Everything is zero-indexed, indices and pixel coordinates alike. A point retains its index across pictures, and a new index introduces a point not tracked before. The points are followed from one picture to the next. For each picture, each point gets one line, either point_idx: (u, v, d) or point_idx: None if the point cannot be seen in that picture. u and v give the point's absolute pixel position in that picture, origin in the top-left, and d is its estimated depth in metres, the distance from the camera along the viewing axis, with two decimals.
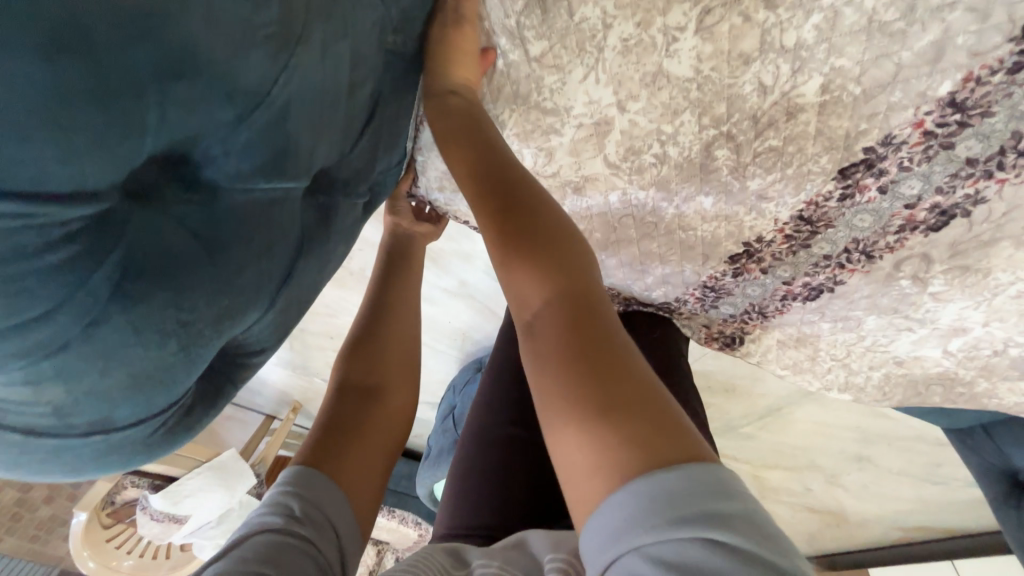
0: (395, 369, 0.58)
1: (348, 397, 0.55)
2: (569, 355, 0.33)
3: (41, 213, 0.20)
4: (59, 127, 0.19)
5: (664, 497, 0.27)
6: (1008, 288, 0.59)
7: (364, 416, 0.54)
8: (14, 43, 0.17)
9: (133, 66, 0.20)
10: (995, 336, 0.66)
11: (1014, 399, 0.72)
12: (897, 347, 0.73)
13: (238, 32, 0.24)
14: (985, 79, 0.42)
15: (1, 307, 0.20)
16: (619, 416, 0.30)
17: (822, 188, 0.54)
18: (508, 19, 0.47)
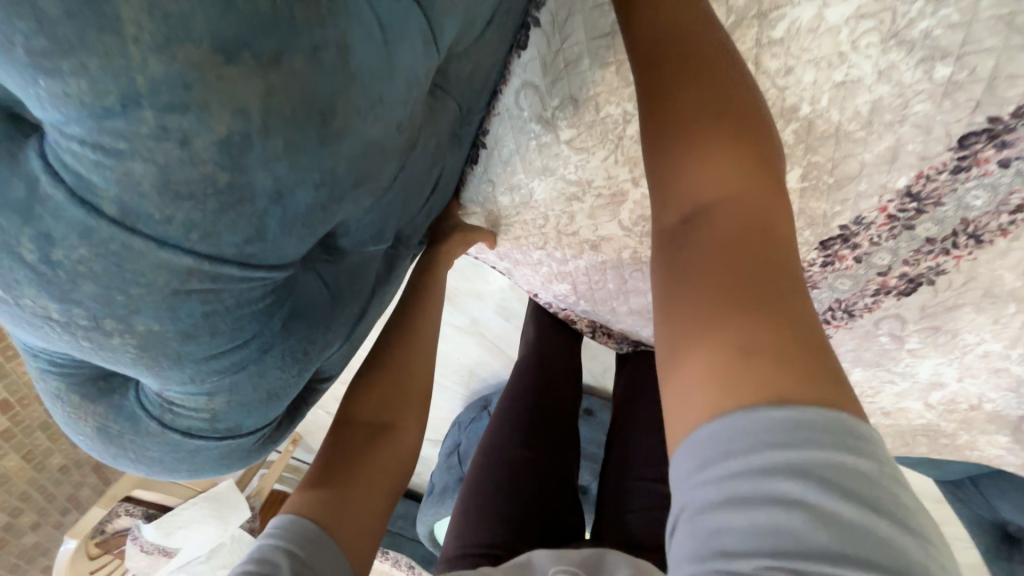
0: (407, 409, 0.59)
1: (358, 439, 0.55)
2: (713, 286, 0.30)
3: (272, 275, 0.29)
4: (303, 225, 0.28)
5: (774, 442, 0.25)
6: (976, 347, 0.67)
7: (365, 463, 0.54)
8: (308, 184, 0.26)
9: (348, 184, 0.29)
10: (969, 391, 0.72)
11: (994, 451, 0.78)
12: (882, 398, 0.80)
13: (395, 152, 0.32)
14: (933, 176, 0.52)
15: (227, 338, 0.27)
16: (759, 359, 0.27)
17: (806, 256, 0.64)
18: (545, 112, 0.58)
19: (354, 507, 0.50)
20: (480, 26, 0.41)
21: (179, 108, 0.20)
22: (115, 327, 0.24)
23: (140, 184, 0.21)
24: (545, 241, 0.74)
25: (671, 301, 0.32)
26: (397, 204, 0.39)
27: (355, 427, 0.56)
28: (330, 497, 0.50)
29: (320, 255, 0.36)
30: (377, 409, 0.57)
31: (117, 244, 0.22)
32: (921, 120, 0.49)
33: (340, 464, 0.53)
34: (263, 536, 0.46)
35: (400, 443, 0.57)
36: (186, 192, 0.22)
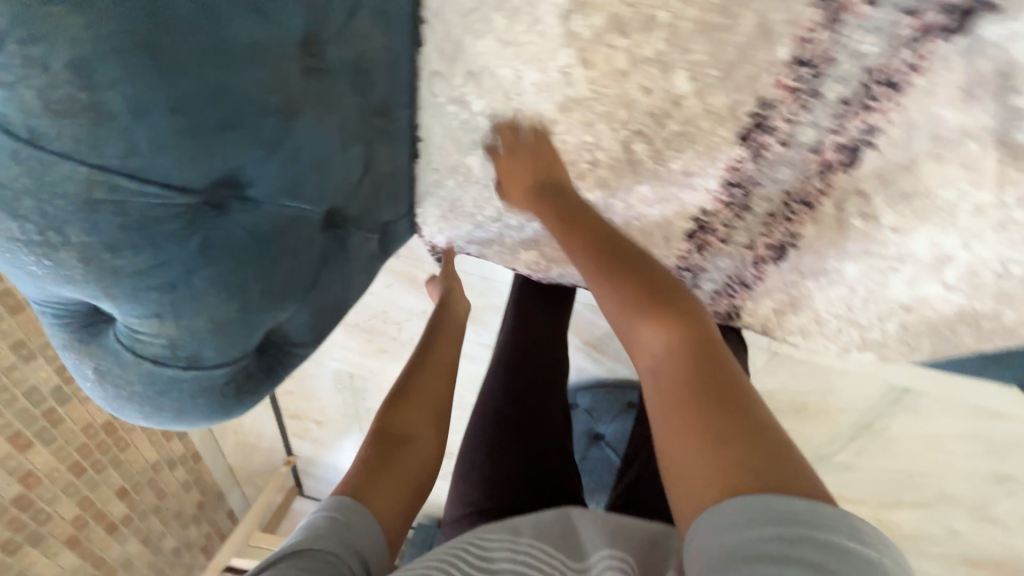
0: (423, 433, 0.66)
1: (379, 451, 0.61)
2: (689, 403, 0.40)
3: (172, 197, 0.38)
4: (176, 149, 0.37)
5: (768, 513, 0.33)
6: (962, 204, 0.62)
7: (401, 454, 0.62)
8: (161, 110, 0.35)
9: (211, 120, 0.37)
10: (984, 256, 0.66)
11: None
12: (894, 291, 0.73)
13: (259, 101, 0.40)
14: (813, 37, 0.54)
15: (150, 254, 0.37)
16: (738, 446, 0.37)
17: (732, 153, 0.64)
18: (455, 91, 0.68)
19: (388, 491, 0.58)
20: (342, 17, 0.48)
21: (38, 41, 0.30)
22: (58, 242, 0.35)
23: (33, 106, 0.31)
24: (498, 213, 0.80)
25: (665, 415, 0.41)
26: (303, 164, 0.47)
27: (380, 429, 0.64)
28: (371, 488, 0.57)
29: (239, 206, 0.44)
30: (401, 433, 0.64)
31: (34, 159, 0.32)
32: None
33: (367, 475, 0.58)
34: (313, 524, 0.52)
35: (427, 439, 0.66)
36: (64, 109, 0.32)
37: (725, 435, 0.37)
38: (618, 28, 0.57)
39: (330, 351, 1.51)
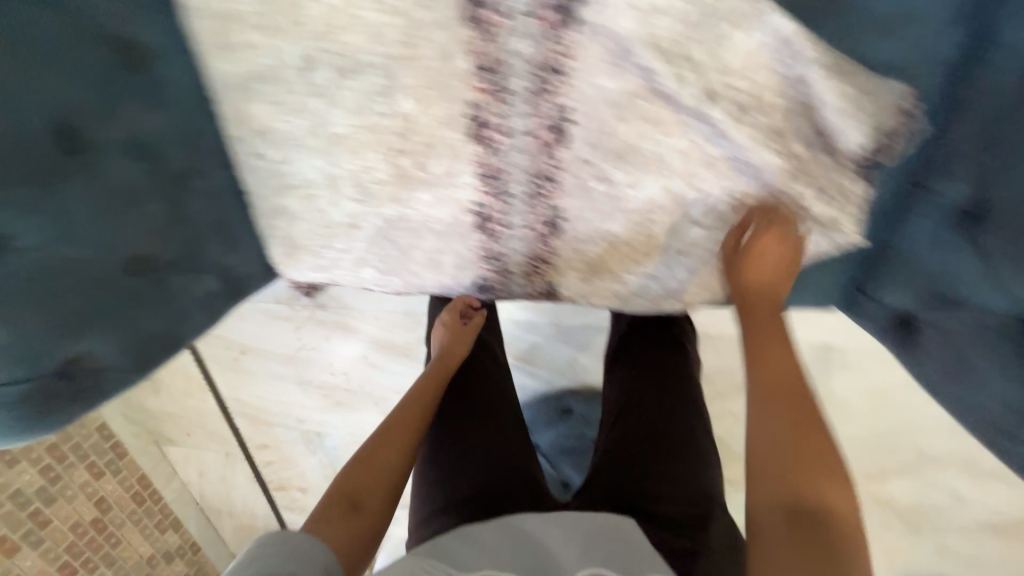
0: (383, 481, 0.68)
1: (340, 502, 0.64)
2: (796, 546, 0.47)
3: None
4: None
5: None
6: (665, 151, 0.72)
7: (364, 503, 0.65)
8: None
9: None
10: (712, 191, 0.74)
11: (802, 239, 0.74)
12: (667, 238, 0.81)
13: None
14: (480, 48, 0.67)
15: None
16: (842, 575, 0.44)
17: (473, 149, 0.76)
18: (251, 146, 0.83)
19: (346, 531, 0.61)
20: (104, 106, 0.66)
21: None
22: None
23: None
24: (327, 239, 0.92)
25: None
26: (68, 220, 0.63)
27: (342, 492, 0.65)
28: (333, 526, 0.61)
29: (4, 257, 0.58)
30: (365, 487, 0.66)
31: None
32: (433, 23, 0.67)
33: (335, 522, 0.61)
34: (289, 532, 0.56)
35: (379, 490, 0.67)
36: None
37: None
38: (342, 72, 0.73)
39: (297, 413, 1.59)
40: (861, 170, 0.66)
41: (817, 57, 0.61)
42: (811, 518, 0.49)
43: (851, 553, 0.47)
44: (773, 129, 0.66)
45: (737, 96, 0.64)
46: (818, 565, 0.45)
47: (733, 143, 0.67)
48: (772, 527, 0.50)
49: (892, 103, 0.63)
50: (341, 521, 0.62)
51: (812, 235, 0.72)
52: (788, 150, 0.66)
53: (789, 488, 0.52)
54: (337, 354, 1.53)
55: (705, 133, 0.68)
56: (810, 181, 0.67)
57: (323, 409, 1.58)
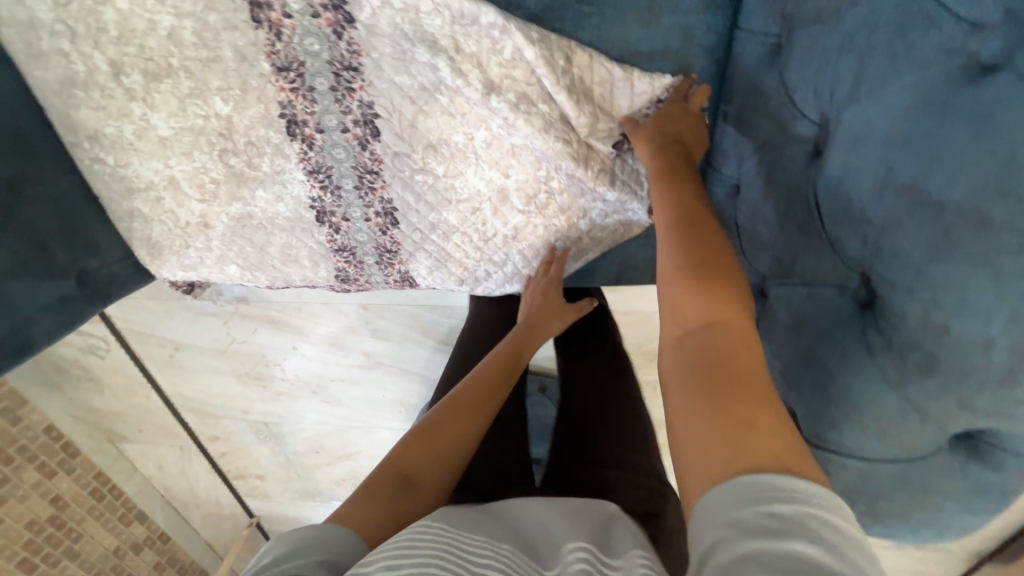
0: (442, 459, 0.62)
1: (395, 484, 0.58)
2: (683, 383, 0.41)
3: None
4: None
5: (734, 521, 0.33)
6: (474, 142, 0.75)
7: (412, 495, 0.58)
8: None
9: None
10: (525, 178, 0.77)
11: (610, 219, 0.81)
12: (496, 225, 0.83)
13: None
14: (275, 48, 0.70)
15: None
16: (728, 400, 0.38)
17: (295, 148, 0.79)
18: (83, 153, 0.84)
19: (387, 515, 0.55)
20: None
21: None
22: None
23: None
24: (184, 240, 0.93)
25: (669, 398, 0.42)
26: None
27: (395, 467, 0.60)
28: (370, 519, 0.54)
29: None
30: (426, 464, 0.61)
31: None
32: (223, 24, 0.69)
33: (388, 510, 0.55)
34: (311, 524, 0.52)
35: (436, 472, 0.62)
36: None
37: (740, 422, 0.37)
38: (155, 77, 0.75)
39: (240, 404, 1.64)
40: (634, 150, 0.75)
41: (571, 48, 0.67)
42: (718, 354, 0.41)
43: (757, 370, 0.40)
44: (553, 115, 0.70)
45: (513, 85, 0.68)
46: (746, 424, 0.37)
47: (521, 130, 0.70)
48: (678, 417, 0.40)
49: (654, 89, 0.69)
50: (395, 505, 0.56)
51: (611, 211, 0.79)
52: (572, 135, 0.71)
53: (686, 361, 0.42)
54: (272, 346, 1.54)
55: (497, 122, 0.71)
56: (596, 165, 0.73)
57: (263, 399, 1.62)
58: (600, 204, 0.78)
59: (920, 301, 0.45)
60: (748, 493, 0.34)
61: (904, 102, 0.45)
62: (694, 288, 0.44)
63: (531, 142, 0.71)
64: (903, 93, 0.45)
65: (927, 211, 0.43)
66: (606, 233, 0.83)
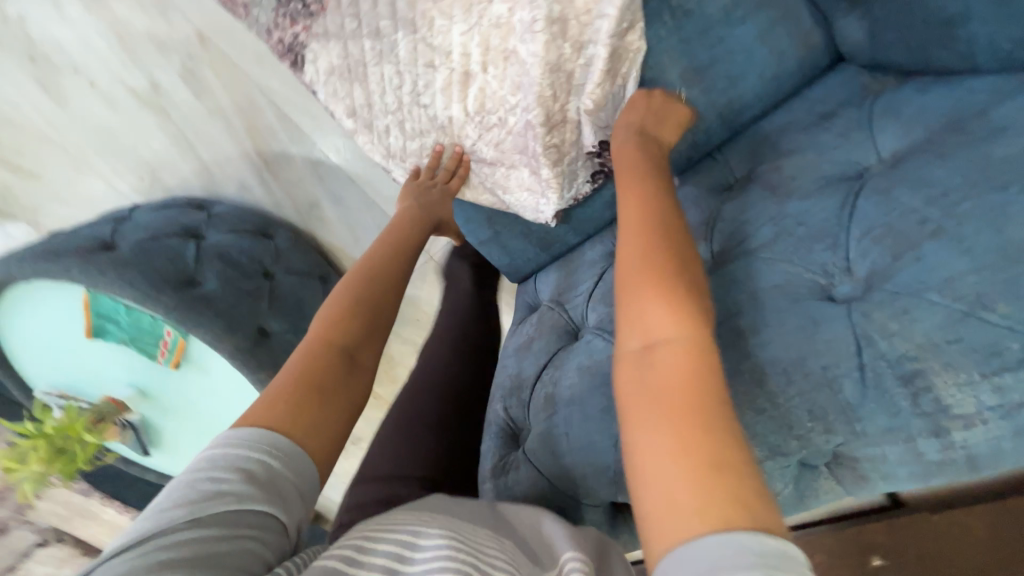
0: (375, 337, 0.62)
1: (333, 364, 0.56)
2: (651, 413, 0.39)
3: None
4: None
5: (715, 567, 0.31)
6: (488, 10, 0.65)
7: (335, 379, 0.55)
8: None
9: None
10: (494, 87, 0.69)
11: (520, 194, 0.76)
12: (434, 100, 0.74)
13: None
14: None
15: None
16: (697, 435, 0.36)
17: None
18: None
19: (313, 400, 0.52)
20: None
21: None
22: None
23: None
24: None
25: (633, 428, 0.39)
26: None
27: (324, 347, 0.58)
28: (297, 407, 0.51)
29: None
30: (359, 341, 0.60)
31: None
32: None
33: (321, 390, 0.53)
34: (244, 426, 0.48)
35: (364, 348, 0.61)
36: None
37: (710, 460, 0.35)
38: None
39: None
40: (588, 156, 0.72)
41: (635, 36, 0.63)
42: (685, 386, 0.38)
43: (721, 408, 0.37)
44: (566, 63, 0.64)
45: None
46: (710, 469, 0.35)
47: (533, 44, 0.62)
48: (636, 445, 0.38)
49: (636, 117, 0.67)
50: (335, 383, 0.55)
51: (527, 191, 0.75)
52: (562, 95, 0.66)
53: (647, 387, 0.40)
54: None
55: (522, 11, 0.62)
56: (551, 141, 0.69)
57: None
58: (524, 176, 0.74)
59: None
60: (743, 543, 0.31)
61: (787, 279, 0.49)
62: (655, 310, 0.43)
63: (528, 61, 0.64)
64: (792, 270, 0.49)
65: (736, 363, 0.47)
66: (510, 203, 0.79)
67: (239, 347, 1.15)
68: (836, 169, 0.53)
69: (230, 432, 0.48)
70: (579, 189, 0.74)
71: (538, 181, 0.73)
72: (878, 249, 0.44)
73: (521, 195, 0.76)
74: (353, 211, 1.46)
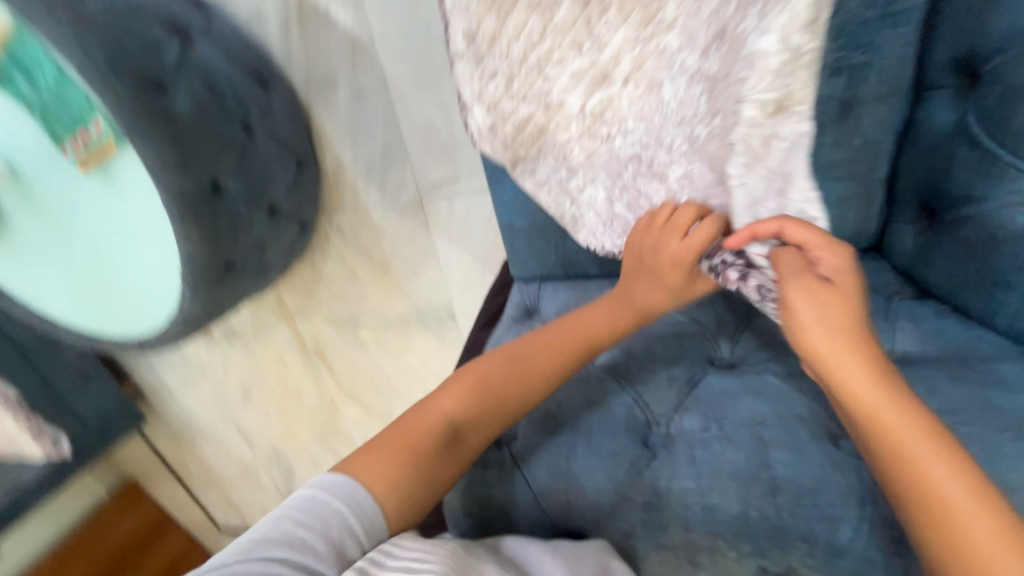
0: (485, 422, 0.60)
1: (441, 438, 0.58)
2: (959, 552, 0.40)
3: None
4: None
5: None
6: (661, 35, 0.61)
7: (437, 457, 0.57)
8: None
9: None
10: (622, 103, 0.67)
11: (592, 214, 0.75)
12: (557, 78, 0.69)
13: None
14: None
15: None
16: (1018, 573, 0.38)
17: None
18: None
19: (397, 459, 0.56)
20: None
21: None
22: None
23: None
24: None
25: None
26: None
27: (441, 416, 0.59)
28: (390, 463, 0.56)
29: None
30: (476, 424, 0.60)
31: None
32: None
33: (420, 467, 0.56)
34: (346, 484, 0.54)
35: (473, 434, 0.60)
36: None
37: None
38: None
39: None
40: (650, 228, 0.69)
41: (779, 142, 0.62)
42: (979, 525, 0.40)
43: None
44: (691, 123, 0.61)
45: (721, 60, 0.57)
46: None
47: (680, 85, 0.62)
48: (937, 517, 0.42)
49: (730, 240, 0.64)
50: (430, 455, 0.57)
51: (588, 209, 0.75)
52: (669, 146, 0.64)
53: (906, 470, 0.44)
54: None
55: (690, 57, 0.60)
56: (637, 184, 0.69)
57: None
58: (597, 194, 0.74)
59: (676, 490, 0.51)
60: None
61: (802, 413, 0.52)
62: (929, 466, 0.43)
63: (667, 101, 0.63)
64: (808, 407, 0.53)
65: (753, 469, 0.49)
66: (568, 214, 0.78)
67: (182, 193, 0.96)
68: None
69: (325, 502, 0.52)
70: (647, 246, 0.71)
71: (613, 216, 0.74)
72: None
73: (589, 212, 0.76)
74: (366, 111, 1.31)
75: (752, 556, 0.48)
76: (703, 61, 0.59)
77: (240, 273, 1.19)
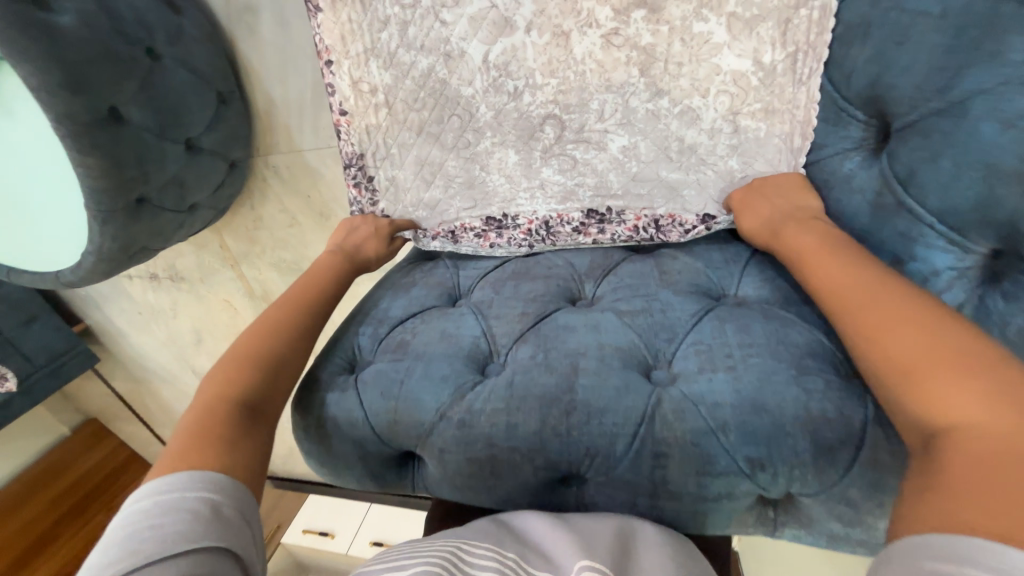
0: (251, 372, 0.56)
1: (232, 418, 0.51)
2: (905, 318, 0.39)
3: None
4: None
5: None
6: None
7: (230, 428, 0.51)
8: None
9: None
10: (529, 49, 0.62)
11: (530, 207, 0.69)
12: (455, 23, 0.63)
13: None
14: None
15: None
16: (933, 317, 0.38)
17: None
18: None
19: (212, 441, 0.49)
20: None
21: None
22: None
23: None
24: None
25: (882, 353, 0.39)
26: None
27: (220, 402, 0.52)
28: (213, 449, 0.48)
29: None
30: (244, 385, 0.54)
31: None
32: None
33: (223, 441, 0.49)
34: (189, 467, 0.46)
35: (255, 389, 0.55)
36: None
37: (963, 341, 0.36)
38: None
39: None
40: (569, 197, 0.67)
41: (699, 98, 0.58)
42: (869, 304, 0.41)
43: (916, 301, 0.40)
44: (625, 93, 0.60)
45: (658, 36, 0.57)
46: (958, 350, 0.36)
47: (595, 44, 0.59)
48: (938, 428, 0.33)
49: (691, 211, 0.63)
50: (238, 438, 0.50)
51: (507, 189, 0.69)
52: (593, 113, 0.62)
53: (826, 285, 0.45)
54: None
55: (602, 11, 0.58)
56: (570, 153, 0.65)
57: None
58: (514, 178, 0.69)
59: (486, 410, 0.48)
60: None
61: (624, 346, 0.52)
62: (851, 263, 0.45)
63: (577, 57, 0.61)
64: (633, 338, 0.53)
65: (558, 389, 0.48)
66: (473, 242, 0.72)
67: (73, 117, 0.87)
68: (705, 285, 0.60)
69: (198, 474, 0.45)
70: (522, 226, 0.70)
71: (562, 194, 0.67)
72: (699, 358, 0.48)
73: (519, 211, 0.70)
74: (309, 37, 1.13)
75: (544, 470, 0.46)
76: (622, 22, 0.58)
77: (157, 209, 1.11)
